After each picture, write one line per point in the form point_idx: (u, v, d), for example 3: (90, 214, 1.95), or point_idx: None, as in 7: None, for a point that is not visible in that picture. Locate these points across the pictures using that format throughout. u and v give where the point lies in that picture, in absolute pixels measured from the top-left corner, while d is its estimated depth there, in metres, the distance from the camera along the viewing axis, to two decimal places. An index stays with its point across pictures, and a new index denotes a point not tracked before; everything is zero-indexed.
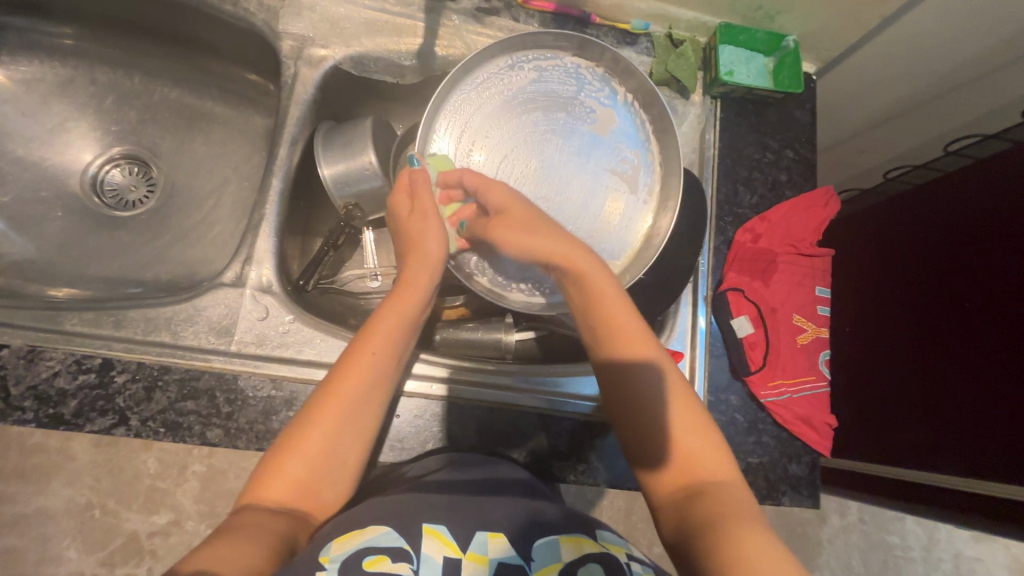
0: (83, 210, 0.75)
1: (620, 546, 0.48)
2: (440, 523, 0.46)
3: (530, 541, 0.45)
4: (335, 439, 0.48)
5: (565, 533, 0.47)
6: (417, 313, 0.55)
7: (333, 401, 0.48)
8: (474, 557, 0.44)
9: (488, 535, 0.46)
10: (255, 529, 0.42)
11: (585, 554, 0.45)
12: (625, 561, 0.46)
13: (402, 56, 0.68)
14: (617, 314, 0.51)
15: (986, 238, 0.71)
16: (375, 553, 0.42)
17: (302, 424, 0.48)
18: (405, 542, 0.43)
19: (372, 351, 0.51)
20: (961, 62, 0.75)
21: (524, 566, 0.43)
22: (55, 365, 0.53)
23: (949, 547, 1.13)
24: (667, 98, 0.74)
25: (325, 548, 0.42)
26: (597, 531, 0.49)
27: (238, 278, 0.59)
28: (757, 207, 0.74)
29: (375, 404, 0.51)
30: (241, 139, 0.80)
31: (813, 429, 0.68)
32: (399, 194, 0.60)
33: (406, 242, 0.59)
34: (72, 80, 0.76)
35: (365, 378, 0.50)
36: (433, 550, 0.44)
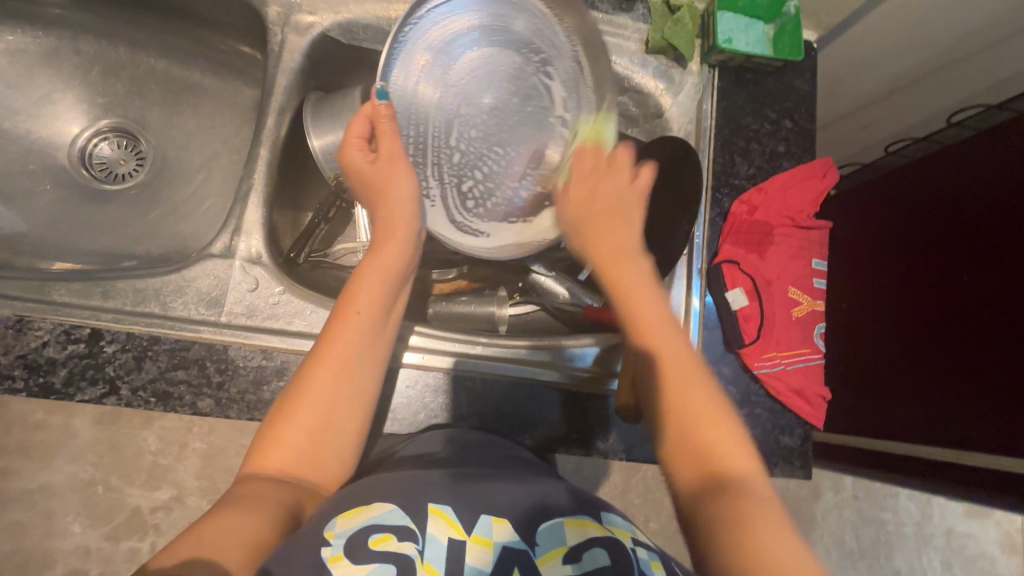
0: (72, 183, 0.75)
1: (626, 531, 0.47)
2: (445, 504, 0.45)
3: (534, 526, 0.45)
4: (327, 401, 0.47)
5: (570, 516, 0.46)
6: (402, 260, 0.54)
7: (323, 362, 0.48)
8: (479, 539, 0.44)
9: (492, 518, 0.45)
10: (258, 501, 0.42)
11: (589, 538, 0.44)
12: (630, 548, 0.45)
13: (391, 23, 0.67)
14: (659, 315, 0.49)
15: (996, 208, 0.69)
16: (381, 531, 0.42)
17: (295, 392, 0.47)
18: (410, 521, 0.43)
19: (358, 309, 0.50)
20: (965, 30, 0.73)
21: (527, 550, 0.44)
22: (43, 335, 0.52)
23: (942, 523, 1.15)
24: (663, 67, 0.72)
25: (330, 522, 0.42)
26: (603, 515, 0.48)
27: (226, 249, 0.59)
28: (754, 178, 0.73)
29: (370, 369, 0.50)
30: (231, 112, 0.79)
31: (806, 401, 0.68)
32: (351, 146, 0.56)
33: (374, 199, 0.55)
34: (57, 50, 0.75)
35: (353, 335, 0.49)
36: (438, 530, 0.43)
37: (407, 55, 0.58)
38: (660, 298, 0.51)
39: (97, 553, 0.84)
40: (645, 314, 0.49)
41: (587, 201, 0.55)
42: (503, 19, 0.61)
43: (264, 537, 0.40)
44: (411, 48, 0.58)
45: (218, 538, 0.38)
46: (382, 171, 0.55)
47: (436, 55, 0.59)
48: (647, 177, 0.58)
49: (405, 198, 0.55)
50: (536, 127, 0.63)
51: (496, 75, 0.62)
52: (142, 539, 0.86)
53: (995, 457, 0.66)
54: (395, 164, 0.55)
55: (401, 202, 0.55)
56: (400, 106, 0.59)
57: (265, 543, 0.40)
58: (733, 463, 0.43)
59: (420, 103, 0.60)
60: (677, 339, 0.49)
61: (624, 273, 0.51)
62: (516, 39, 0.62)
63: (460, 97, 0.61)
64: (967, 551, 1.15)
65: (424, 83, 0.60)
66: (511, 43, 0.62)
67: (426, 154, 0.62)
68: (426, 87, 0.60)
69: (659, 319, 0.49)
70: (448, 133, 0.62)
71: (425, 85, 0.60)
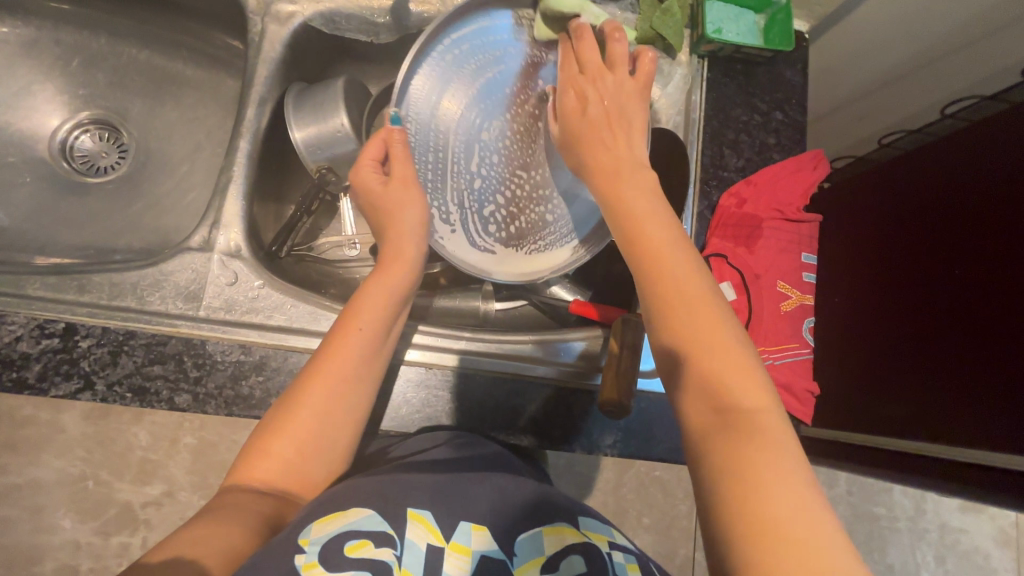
0: (53, 176, 0.74)
1: (603, 535, 0.48)
2: (425, 509, 0.45)
3: (513, 536, 0.46)
4: (321, 412, 0.47)
5: (547, 524, 0.47)
6: (403, 278, 0.54)
7: (321, 377, 0.48)
8: (457, 547, 0.44)
9: (472, 526, 0.45)
10: (233, 511, 0.42)
11: (567, 546, 0.45)
12: (606, 551, 0.45)
13: (374, 12, 0.65)
14: (665, 232, 0.45)
15: (997, 201, 0.67)
16: (357, 537, 0.41)
17: (287, 404, 0.47)
18: (388, 527, 0.43)
19: (359, 326, 0.50)
20: (959, 19, 0.72)
21: (506, 560, 0.44)
22: (17, 329, 0.52)
23: (936, 518, 1.15)
24: (652, 58, 0.71)
25: (304, 529, 0.41)
26: (580, 519, 0.49)
27: (205, 242, 0.58)
28: (743, 170, 0.72)
29: (367, 385, 0.51)
30: (215, 104, 0.78)
31: (794, 396, 0.67)
32: (365, 167, 0.56)
33: (381, 219, 0.56)
34: (37, 40, 0.73)
35: (354, 351, 0.49)
36: (417, 535, 0.43)
37: (422, 81, 0.58)
38: (656, 208, 0.46)
39: (87, 548, 0.84)
40: (652, 231, 0.45)
41: (589, 141, 0.53)
42: (511, 43, 0.61)
43: (242, 549, 0.39)
44: (430, 62, 0.58)
45: (196, 546, 0.38)
46: (387, 199, 0.55)
47: (458, 70, 0.59)
48: (650, 61, 0.58)
49: (411, 223, 0.55)
50: (548, 151, 0.63)
51: (509, 101, 0.61)
52: (131, 534, 0.85)
53: (988, 455, 0.65)
54: (409, 187, 0.55)
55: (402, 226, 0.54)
56: (418, 137, 0.59)
57: (236, 552, 0.39)
58: (744, 400, 0.38)
59: (438, 130, 0.59)
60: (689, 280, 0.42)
61: (638, 207, 0.47)
62: (523, 64, 0.62)
63: (479, 122, 0.60)
64: (961, 546, 1.15)
65: (447, 98, 0.59)
66: (524, 71, 0.62)
67: (445, 184, 0.60)
68: (448, 103, 0.59)
69: (668, 236, 0.45)
70: (466, 161, 0.61)
71: (445, 100, 0.59)
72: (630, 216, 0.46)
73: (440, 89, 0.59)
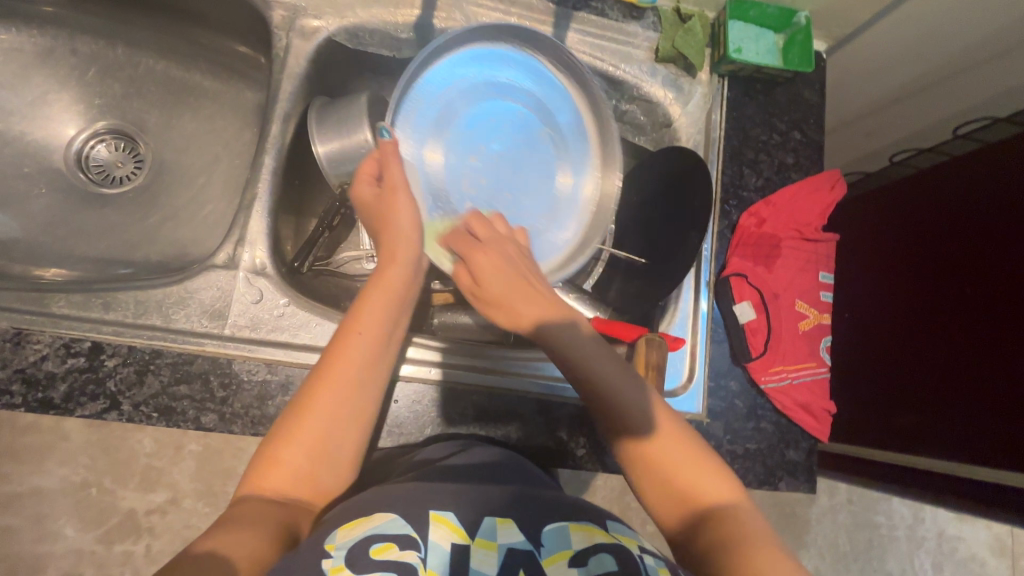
0: (68, 186, 0.73)
1: (632, 538, 0.47)
2: (447, 510, 0.44)
3: (540, 527, 0.45)
4: (331, 422, 0.46)
5: (574, 521, 0.46)
6: (405, 276, 0.52)
7: (324, 388, 0.46)
8: (483, 543, 0.43)
9: (495, 522, 0.44)
10: (256, 521, 0.41)
11: (594, 543, 0.44)
12: (637, 554, 0.44)
13: (398, 28, 0.65)
14: (523, 289, 0.49)
15: (998, 221, 0.69)
16: (382, 539, 0.41)
17: (290, 417, 0.46)
18: (411, 529, 0.42)
19: (360, 330, 0.49)
20: (973, 42, 0.73)
21: (533, 551, 0.43)
22: (42, 349, 0.51)
23: (935, 526, 1.16)
24: (673, 76, 0.72)
25: (330, 535, 0.41)
26: (608, 523, 0.48)
27: (230, 260, 0.57)
28: (762, 190, 0.72)
29: (371, 394, 0.49)
30: (232, 115, 0.77)
31: (812, 415, 0.68)
32: (361, 182, 0.54)
33: (372, 221, 0.54)
34: (53, 49, 0.73)
35: (352, 356, 0.48)
36: (440, 537, 0.42)
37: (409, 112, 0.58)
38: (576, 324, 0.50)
39: (91, 557, 0.82)
40: (566, 340, 0.49)
41: (479, 261, 0.50)
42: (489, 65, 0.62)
43: (260, 558, 0.38)
44: (416, 100, 0.58)
45: (220, 554, 0.37)
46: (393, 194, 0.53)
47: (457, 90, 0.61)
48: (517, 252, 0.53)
49: (411, 223, 0.52)
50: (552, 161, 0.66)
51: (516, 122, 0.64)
52: (135, 542, 0.84)
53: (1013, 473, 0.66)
54: (398, 194, 0.53)
55: (403, 226, 0.52)
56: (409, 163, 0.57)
57: (263, 558, 0.38)
58: (716, 495, 0.45)
59: (427, 160, 0.59)
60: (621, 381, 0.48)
61: (550, 327, 0.49)
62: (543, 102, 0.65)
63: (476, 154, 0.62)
64: (958, 554, 1.17)
65: (430, 148, 0.59)
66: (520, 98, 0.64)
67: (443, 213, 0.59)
68: (431, 152, 0.59)
69: (575, 336, 0.49)
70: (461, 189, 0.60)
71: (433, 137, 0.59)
72: (512, 318, 0.49)
73: (428, 118, 0.59)
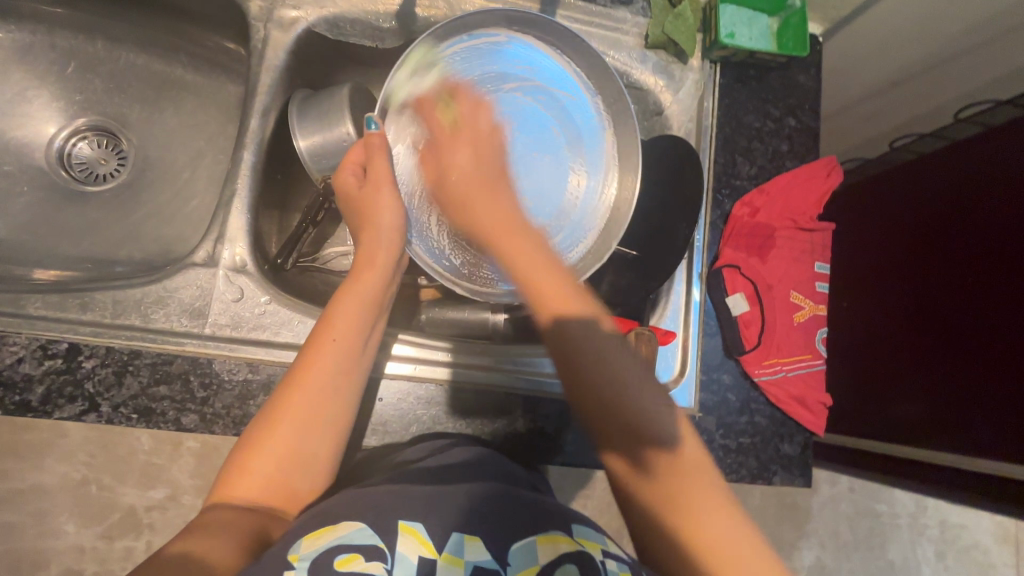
0: (51, 184, 0.72)
1: (597, 543, 0.45)
2: (417, 521, 0.43)
3: (508, 544, 0.43)
4: (301, 430, 0.45)
5: (541, 533, 0.44)
6: (378, 282, 0.51)
7: (306, 387, 0.46)
8: (450, 559, 0.41)
9: (464, 536, 0.43)
10: (223, 528, 0.41)
11: (562, 554, 0.42)
12: (600, 560, 0.43)
13: (379, 17, 0.64)
14: (517, 239, 0.47)
15: (996, 209, 0.68)
16: (347, 551, 0.40)
17: (271, 423, 0.45)
18: (379, 540, 0.41)
19: (335, 338, 0.48)
20: (974, 23, 0.71)
21: (499, 570, 0.41)
22: (19, 350, 0.50)
23: (937, 515, 1.15)
24: (664, 63, 0.70)
25: (293, 546, 0.40)
26: (574, 527, 0.46)
27: (209, 258, 0.56)
28: (756, 178, 0.70)
29: (355, 389, 0.49)
30: (215, 108, 0.76)
31: (807, 408, 0.66)
32: (346, 170, 0.54)
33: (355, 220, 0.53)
34: (31, 45, 0.72)
35: (322, 364, 0.47)
36: (408, 549, 0.41)
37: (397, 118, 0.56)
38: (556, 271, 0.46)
39: (87, 556, 0.82)
40: (543, 282, 0.45)
41: (455, 196, 0.51)
42: (503, 64, 0.59)
43: (227, 569, 0.38)
44: (400, 106, 0.55)
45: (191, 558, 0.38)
46: (477, 189, 0.51)
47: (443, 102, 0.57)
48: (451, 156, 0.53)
49: (394, 223, 0.52)
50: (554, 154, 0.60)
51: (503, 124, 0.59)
52: (135, 539, 0.83)
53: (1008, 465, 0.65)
54: (382, 190, 0.52)
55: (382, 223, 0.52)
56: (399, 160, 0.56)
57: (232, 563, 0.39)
58: (722, 540, 0.40)
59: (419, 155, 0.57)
60: (643, 392, 0.44)
61: (547, 286, 0.45)
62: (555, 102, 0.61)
63: None
64: (961, 542, 1.16)
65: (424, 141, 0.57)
66: (543, 98, 0.60)
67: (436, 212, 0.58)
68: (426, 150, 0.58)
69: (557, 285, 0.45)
70: None
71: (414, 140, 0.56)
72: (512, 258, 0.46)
73: (416, 117, 0.56)
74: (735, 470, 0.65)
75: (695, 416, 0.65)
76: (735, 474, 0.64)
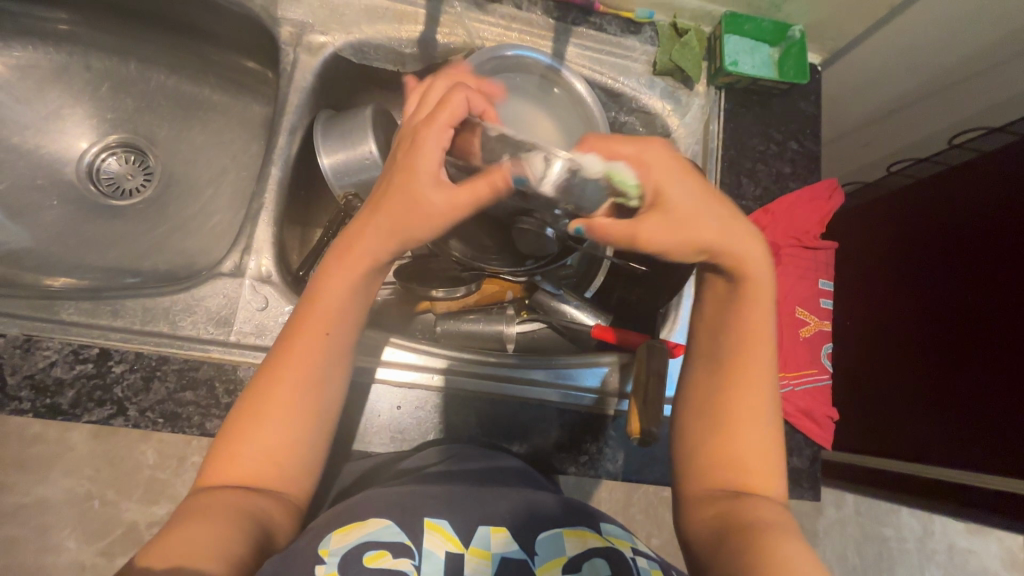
0: (79, 198, 0.74)
1: (626, 540, 0.48)
2: (442, 518, 0.44)
3: (533, 534, 0.45)
4: (285, 419, 0.46)
5: (568, 526, 0.46)
6: (372, 275, 0.50)
7: (290, 378, 0.46)
8: (477, 551, 0.43)
9: (490, 530, 0.44)
10: (216, 515, 0.40)
11: (590, 548, 0.44)
12: (631, 557, 0.45)
13: (402, 43, 0.67)
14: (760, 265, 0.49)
15: (997, 228, 0.70)
16: (376, 547, 0.41)
17: (254, 411, 0.45)
18: (405, 537, 0.43)
19: (326, 331, 0.48)
20: (965, 54, 0.75)
21: (527, 560, 0.43)
22: (51, 355, 0.52)
23: (944, 539, 1.15)
24: (671, 88, 0.73)
25: (325, 539, 0.42)
26: (602, 524, 0.48)
27: (236, 268, 0.58)
28: (761, 198, 0.73)
29: (341, 379, 0.49)
30: (240, 128, 0.79)
31: (814, 422, 0.68)
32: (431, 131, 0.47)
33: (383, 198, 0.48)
34: (67, 65, 0.75)
35: (308, 355, 0.47)
36: (434, 544, 0.43)
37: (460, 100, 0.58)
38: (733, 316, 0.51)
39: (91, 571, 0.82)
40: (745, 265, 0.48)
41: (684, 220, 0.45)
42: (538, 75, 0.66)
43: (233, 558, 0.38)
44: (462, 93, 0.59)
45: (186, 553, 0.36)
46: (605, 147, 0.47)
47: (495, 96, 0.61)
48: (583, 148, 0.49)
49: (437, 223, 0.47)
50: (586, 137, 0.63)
51: None
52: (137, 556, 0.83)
53: (996, 480, 0.67)
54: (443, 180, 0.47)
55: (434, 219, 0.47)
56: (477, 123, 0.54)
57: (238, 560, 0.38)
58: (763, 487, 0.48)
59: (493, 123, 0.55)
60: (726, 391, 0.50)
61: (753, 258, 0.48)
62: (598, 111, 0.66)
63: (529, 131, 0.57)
64: (969, 567, 1.15)
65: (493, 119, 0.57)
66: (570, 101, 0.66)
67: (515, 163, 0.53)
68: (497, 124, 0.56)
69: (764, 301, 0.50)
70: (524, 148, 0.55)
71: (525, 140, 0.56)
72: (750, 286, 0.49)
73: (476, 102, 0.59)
74: None
75: None
76: None
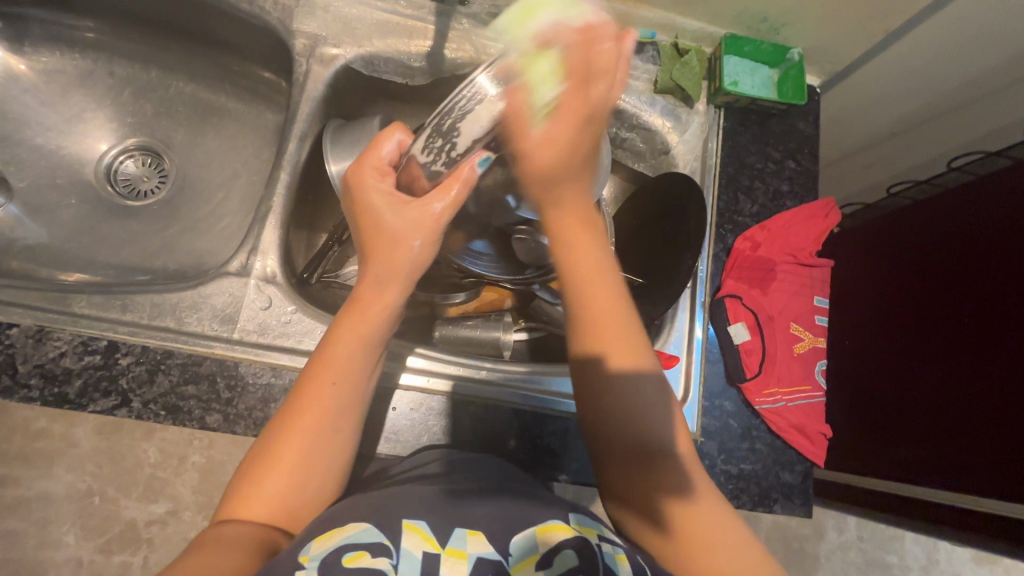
0: (96, 198, 0.77)
1: (593, 528, 0.48)
2: (419, 519, 0.46)
3: (508, 537, 0.46)
4: (300, 465, 0.47)
5: (540, 525, 0.47)
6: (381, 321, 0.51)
7: (300, 426, 0.47)
8: (453, 552, 0.44)
9: (467, 532, 0.46)
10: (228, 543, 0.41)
11: (559, 542, 0.45)
12: (596, 542, 0.46)
13: (412, 57, 0.70)
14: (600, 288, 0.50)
15: (995, 249, 0.70)
16: (353, 550, 0.41)
17: (265, 456, 0.46)
18: (384, 538, 0.43)
19: (333, 380, 0.49)
20: (962, 80, 0.76)
21: (501, 561, 0.44)
22: (62, 346, 0.54)
23: (948, 568, 1.12)
24: (671, 106, 0.75)
25: (304, 548, 0.41)
26: (572, 515, 0.49)
27: (242, 267, 0.60)
28: (757, 215, 0.74)
29: (351, 426, 0.50)
30: (253, 135, 0.82)
31: (806, 438, 0.68)
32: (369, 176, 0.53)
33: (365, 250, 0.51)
34: (91, 71, 0.78)
35: (318, 405, 0.48)
36: (413, 545, 0.43)
37: None
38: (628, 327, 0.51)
39: (89, 566, 0.83)
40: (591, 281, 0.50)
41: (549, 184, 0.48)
42: None
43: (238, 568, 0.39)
44: None
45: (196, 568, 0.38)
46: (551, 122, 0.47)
47: None
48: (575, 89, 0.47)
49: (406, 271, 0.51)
50: None
51: None
52: (133, 554, 0.85)
53: (999, 504, 0.66)
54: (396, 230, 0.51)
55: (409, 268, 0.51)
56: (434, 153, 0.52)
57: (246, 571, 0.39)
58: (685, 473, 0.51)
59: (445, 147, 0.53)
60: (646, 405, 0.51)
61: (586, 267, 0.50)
62: None
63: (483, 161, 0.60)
64: None
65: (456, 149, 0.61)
66: None
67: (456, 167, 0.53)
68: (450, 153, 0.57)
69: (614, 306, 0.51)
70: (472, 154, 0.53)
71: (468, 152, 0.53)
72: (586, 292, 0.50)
73: None
74: (736, 497, 0.66)
75: (697, 440, 0.66)
76: (736, 501, 0.65)
